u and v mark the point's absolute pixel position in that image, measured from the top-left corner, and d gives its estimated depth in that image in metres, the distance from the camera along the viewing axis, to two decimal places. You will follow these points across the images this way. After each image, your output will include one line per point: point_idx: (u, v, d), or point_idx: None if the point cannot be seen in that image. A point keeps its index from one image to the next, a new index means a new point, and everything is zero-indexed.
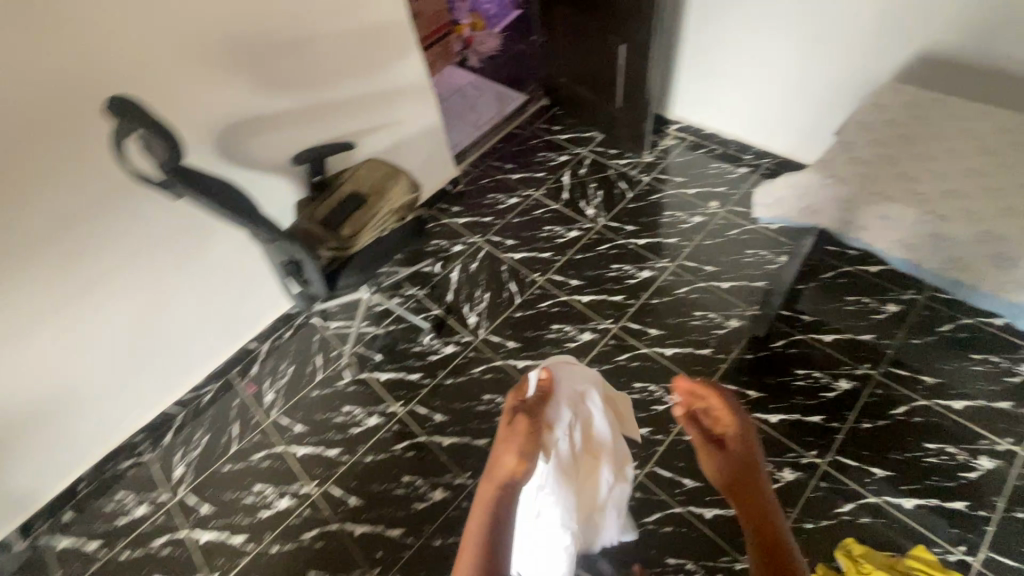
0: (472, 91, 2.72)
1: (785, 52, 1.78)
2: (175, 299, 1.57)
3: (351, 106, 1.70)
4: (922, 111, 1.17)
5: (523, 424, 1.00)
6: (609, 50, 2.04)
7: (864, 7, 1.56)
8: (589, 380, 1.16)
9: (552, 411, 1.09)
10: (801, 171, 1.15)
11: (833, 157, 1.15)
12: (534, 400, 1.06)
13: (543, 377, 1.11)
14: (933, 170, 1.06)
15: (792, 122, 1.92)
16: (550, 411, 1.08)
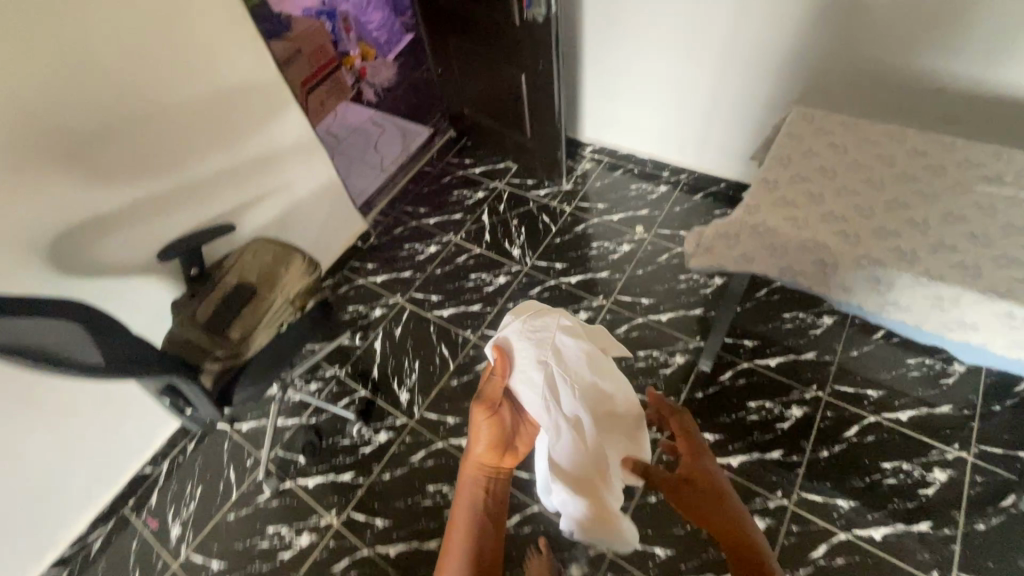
0: (372, 128, 2.50)
1: (685, 71, 1.73)
2: (21, 454, 1.27)
3: (224, 181, 1.46)
4: (835, 138, 1.12)
5: (482, 414, 1.13)
6: (509, 81, 1.91)
7: (756, 22, 1.52)
8: (547, 330, 1.13)
9: (515, 386, 1.10)
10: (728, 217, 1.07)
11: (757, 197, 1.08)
12: (489, 386, 1.13)
13: (497, 357, 1.13)
14: (857, 206, 1.01)
15: (704, 137, 1.88)
16: (512, 386, 1.11)
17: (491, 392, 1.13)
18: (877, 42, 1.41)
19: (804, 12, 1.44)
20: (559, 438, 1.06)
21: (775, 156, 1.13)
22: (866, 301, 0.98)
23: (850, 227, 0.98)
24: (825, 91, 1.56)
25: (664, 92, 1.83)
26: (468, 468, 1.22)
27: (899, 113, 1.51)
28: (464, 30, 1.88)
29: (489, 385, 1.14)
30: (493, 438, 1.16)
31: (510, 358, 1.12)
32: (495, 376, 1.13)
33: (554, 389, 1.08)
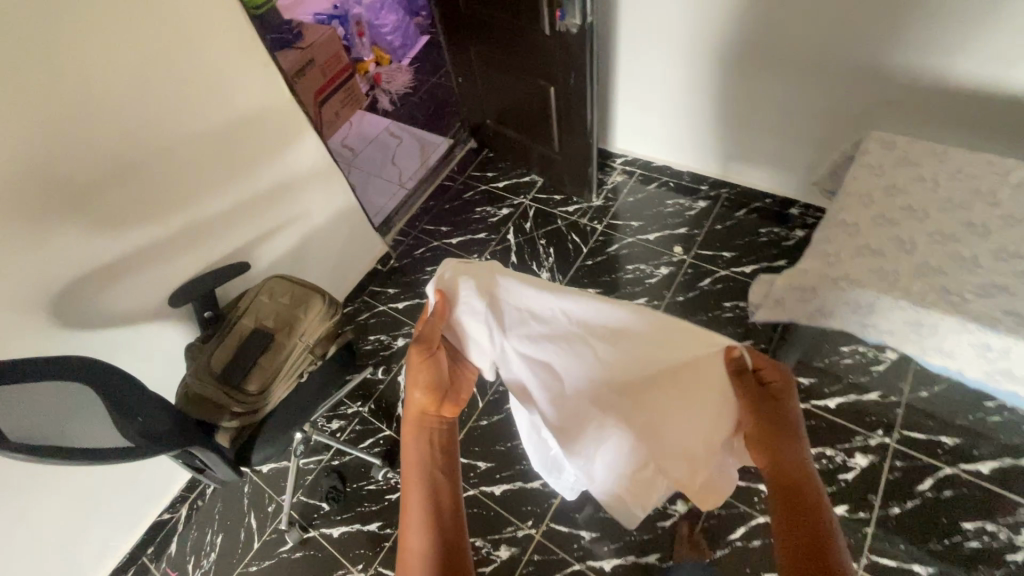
0: (389, 140, 2.39)
1: (728, 82, 1.57)
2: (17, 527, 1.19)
3: (236, 216, 1.37)
4: (922, 171, 0.98)
5: (420, 360, 0.83)
6: (536, 93, 1.77)
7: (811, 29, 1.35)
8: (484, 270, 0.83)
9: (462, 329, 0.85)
10: (802, 266, 0.94)
11: (836, 242, 0.94)
12: (428, 331, 0.82)
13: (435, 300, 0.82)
14: (958, 255, 0.87)
15: (749, 151, 1.71)
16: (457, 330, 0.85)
17: (429, 339, 0.82)
18: (965, 59, 1.21)
19: (877, 23, 1.25)
20: (535, 385, 0.88)
21: (853, 193, 0.99)
22: (969, 368, 0.85)
23: (954, 280, 0.84)
24: (897, 110, 1.37)
25: (706, 106, 1.67)
26: (404, 428, 0.86)
27: (991, 137, 1.29)
28: (486, 39, 1.74)
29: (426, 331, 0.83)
30: (433, 388, 0.84)
31: (451, 301, 0.83)
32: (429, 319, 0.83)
33: (506, 328, 0.85)
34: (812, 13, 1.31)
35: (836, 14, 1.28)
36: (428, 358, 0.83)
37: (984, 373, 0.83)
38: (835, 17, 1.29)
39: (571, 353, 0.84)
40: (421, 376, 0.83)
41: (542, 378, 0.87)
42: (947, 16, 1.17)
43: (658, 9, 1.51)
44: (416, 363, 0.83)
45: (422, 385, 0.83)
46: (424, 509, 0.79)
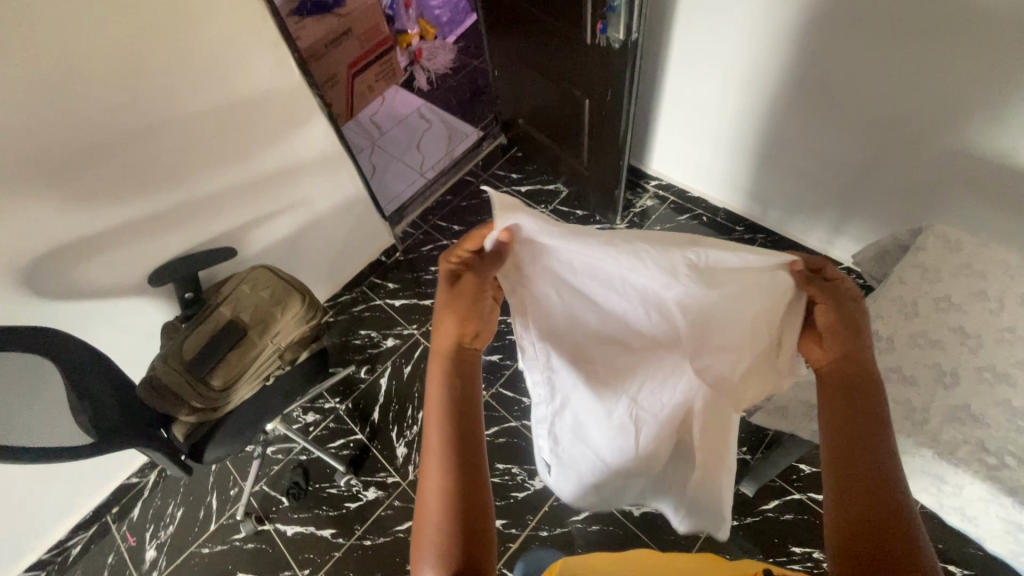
0: (418, 122, 2.29)
1: (785, 123, 1.39)
2: None
3: (230, 198, 1.31)
4: (984, 287, 0.83)
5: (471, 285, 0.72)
6: (571, 103, 1.62)
7: (888, 82, 1.16)
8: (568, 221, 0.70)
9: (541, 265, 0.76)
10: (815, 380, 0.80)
11: None
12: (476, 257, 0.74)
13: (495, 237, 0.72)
14: (1006, 403, 0.73)
15: (795, 200, 1.55)
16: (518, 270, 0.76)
17: (485, 273, 0.73)
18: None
19: (971, 90, 1.06)
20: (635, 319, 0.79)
21: (893, 298, 0.85)
22: (991, 540, 0.72)
23: (995, 437, 0.70)
24: (976, 189, 1.18)
25: (757, 145, 1.50)
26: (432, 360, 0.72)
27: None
28: (527, 36, 1.60)
29: (484, 266, 0.73)
30: (474, 320, 0.73)
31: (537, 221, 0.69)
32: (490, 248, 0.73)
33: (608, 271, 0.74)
34: (898, 65, 1.12)
35: (924, 70, 1.09)
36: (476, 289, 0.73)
37: (1008, 551, 0.71)
38: (920, 75, 1.10)
39: (656, 277, 0.72)
40: (463, 306, 0.72)
41: (588, 284, 0.77)
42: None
43: (715, 33, 1.34)
44: (459, 292, 0.73)
45: (460, 316, 0.72)
46: (449, 443, 0.66)
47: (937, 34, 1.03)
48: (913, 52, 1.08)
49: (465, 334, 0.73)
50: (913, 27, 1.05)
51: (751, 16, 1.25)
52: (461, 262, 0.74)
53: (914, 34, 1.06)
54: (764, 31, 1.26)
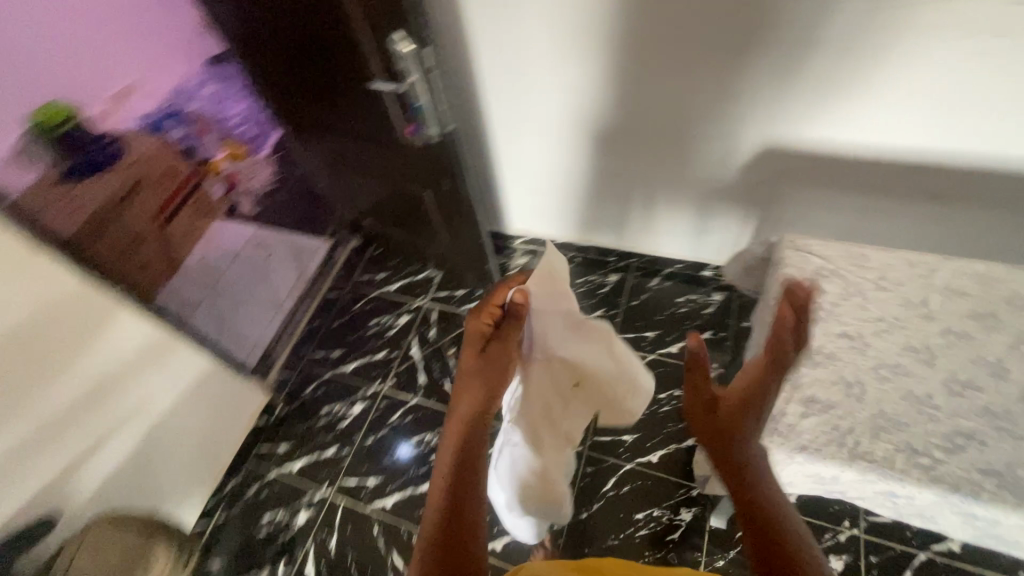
0: (257, 252, 2.06)
1: (614, 161, 1.43)
2: None
3: (27, 455, 1.01)
4: (845, 283, 0.87)
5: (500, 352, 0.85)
6: (411, 196, 1.54)
7: (685, 110, 1.22)
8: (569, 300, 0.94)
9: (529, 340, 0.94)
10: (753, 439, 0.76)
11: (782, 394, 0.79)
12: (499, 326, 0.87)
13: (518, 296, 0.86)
14: (912, 394, 0.75)
15: (649, 223, 1.59)
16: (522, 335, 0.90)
17: (509, 336, 0.86)
18: (853, 129, 1.12)
19: (755, 106, 1.15)
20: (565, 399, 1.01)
21: (780, 320, 0.86)
22: (954, 530, 0.73)
23: (918, 435, 0.72)
24: (790, 183, 1.28)
25: (597, 185, 1.53)
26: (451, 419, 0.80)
27: (888, 206, 1.24)
28: (341, 143, 1.49)
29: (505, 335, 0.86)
30: (494, 388, 0.82)
31: (554, 281, 0.91)
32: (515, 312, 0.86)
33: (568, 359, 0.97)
34: (690, 96, 1.19)
35: (711, 95, 1.16)
36: (501, 349, 0.85)
37: (972, 535, 0.72)
38: (710, 99, 1.17)
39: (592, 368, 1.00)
40: (488, 362, 0.84)
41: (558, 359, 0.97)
42: (829, 97, 1.08)
43: (522, 99, 1.34)
44: (485, 351, 0.85)
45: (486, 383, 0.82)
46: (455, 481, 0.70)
47: (711, 67, 1.11)
48: (697, 85, 1.16)
49: (484, 402, 0.81)
50: (690, 64, 1.12)
51: (550, 79, 1.27)
52: (489, 324, 0.86)
53: (693, 69, 1.13)
54: (563, 90, 1.28)
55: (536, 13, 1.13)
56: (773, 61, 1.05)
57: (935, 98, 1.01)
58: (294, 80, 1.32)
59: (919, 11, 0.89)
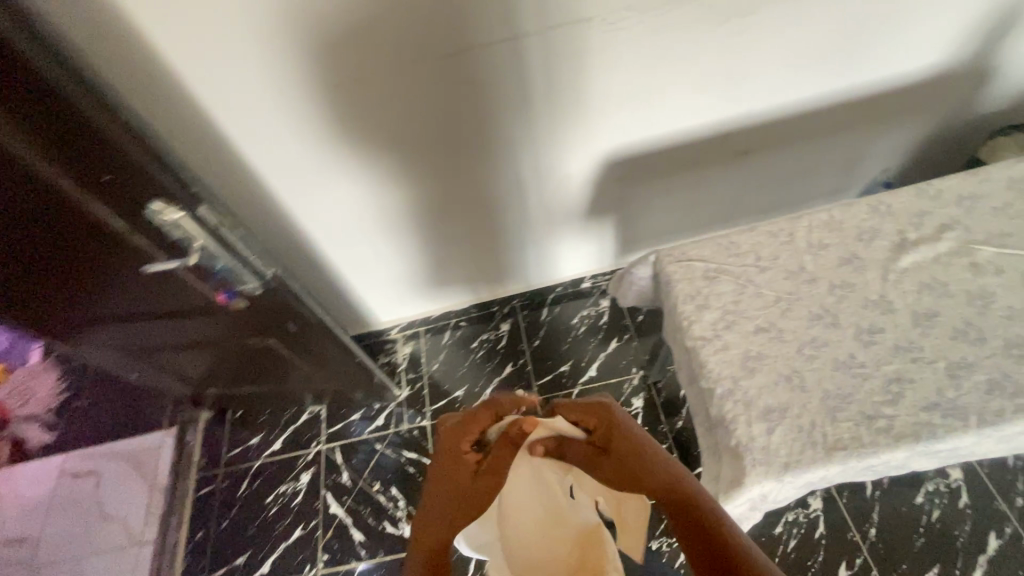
0: (78, 485, 1.61)
1: (458, 227, 1.33)
2: None
3: None
4: (734, 276, 0.89)
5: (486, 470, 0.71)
6: (253, 350, 1.28)
7: (507, 159, 1.16)
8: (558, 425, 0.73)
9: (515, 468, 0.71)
10: (739, 482, 0.72)
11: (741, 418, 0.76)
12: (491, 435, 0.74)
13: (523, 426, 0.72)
14: (839, 361, 0.78)
15: (514, 265, 1.54)
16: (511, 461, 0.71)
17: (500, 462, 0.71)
18: (663, 123, 1.15)
19: (572, 132, 1.13)
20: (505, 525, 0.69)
21: (701, 338, 0.84)
22: (925, 468, 0.76)
23: (864, 400, 0.74)
24: (627, 184, 1.31)
25: (450, 253, 1.42)
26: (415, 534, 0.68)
27: (713, 173, 1.33)
28: (132, 334, 1.17)
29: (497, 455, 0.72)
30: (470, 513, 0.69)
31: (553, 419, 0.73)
32: (512, 438, 0.72)
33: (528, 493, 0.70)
34: (509, 144, 1.12)
35: (527, 137, 1.11)
36: (492, 474, 0.70)
37: (938, 464, 0.76)
38: (526, 140, 1.12)
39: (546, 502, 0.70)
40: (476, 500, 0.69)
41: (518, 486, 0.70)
42: (635, 106, 1.09)
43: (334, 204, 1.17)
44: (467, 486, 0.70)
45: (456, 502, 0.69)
46: None
47: (518, 114, 1.06)
48: (510, 133, 1.10)
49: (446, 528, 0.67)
50: (498, 118, 1.05)
51: (358, 173, 1.10)
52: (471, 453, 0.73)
53: (503, 121, 1.06)
54: (376, 181, 1.13)
55: (314, 115, 0.96)
56: (572, 88, 1.02)
57: (719, 79, 1.07)
58: (18, 302, 0.96)
59: (680, 11, 0.92)
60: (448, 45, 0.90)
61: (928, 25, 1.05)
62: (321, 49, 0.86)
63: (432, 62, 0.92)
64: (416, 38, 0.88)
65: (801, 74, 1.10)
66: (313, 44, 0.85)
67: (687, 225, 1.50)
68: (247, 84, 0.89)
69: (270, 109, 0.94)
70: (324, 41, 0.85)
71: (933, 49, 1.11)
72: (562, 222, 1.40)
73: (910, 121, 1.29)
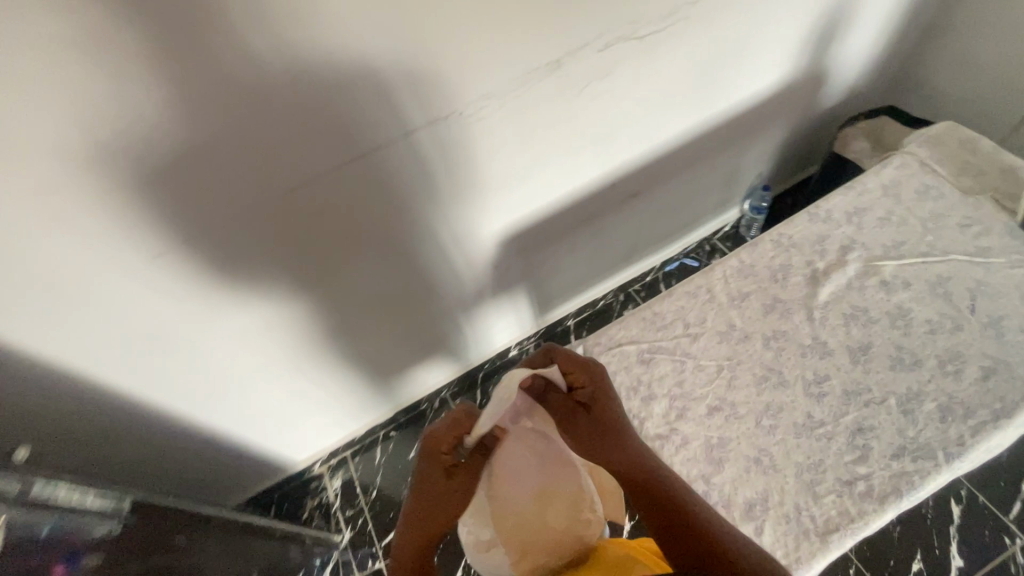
0: None
1: (361, 347, 1.16)
2: None
3: None
4: (669, 354, 0.82)
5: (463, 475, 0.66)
6: None
7: (397, 268, 1.01)
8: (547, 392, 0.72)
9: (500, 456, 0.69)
10: None
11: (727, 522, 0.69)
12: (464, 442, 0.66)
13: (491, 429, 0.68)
14: (799, 426, 0.73)
15: (435, 360, 1.38)
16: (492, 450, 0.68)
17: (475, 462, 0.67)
18: (553, 187, 1.07)
19: (463, 222, 1.00)
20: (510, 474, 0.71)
21: (657, 437, 0.75)
22: None
23: (836, 464, 0.70)
24: (530, 251, 1.22)
25: (360, 374, 1.24)
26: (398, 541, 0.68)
27: (609, 220, 1.29)
28: None
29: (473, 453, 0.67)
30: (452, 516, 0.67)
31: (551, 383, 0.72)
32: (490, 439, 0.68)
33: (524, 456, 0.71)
34: (394, 255, 0.98)
35: (413, 242, 0.98)
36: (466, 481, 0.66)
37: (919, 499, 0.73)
38: (414, 244, 0.98)
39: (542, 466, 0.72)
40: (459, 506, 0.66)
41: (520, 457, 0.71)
42: (520, 180, 1.00)
43: (200, 372, 0.95)
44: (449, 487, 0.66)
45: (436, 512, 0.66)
46: None
47: (398, 223, 0.92)
48: (394, 242, 0.95)
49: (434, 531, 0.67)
50: (376, 232, 0.91)
51: (218, 333, 0.90)
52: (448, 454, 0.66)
53: (382, 234, 0.92)
54: (247, 335, 0.94)
55: (139, 296, 0.76)
56: (452, 182, 0.90)
57: (596, 136, 1.02)
58: None
59: (545, 82, 0.84)
60: (292, 180, 0.74)
61: (769, 46, 1.08)
62: (123, 229, 0.66)
63: (276, 201, 0.75)
64: (246, 183, 0.70)
65: (670, 114, 1.08)
66: (111, 224, 0.65)
67: (596, 271, 1.45)
68: (31, 290, 0.67)
69: (77, 305, 0.72)
70: (126, 220, 0.66)
71: (777, 66, 1.14)
72: (474, 305, 1.27)
73: (772, 129, 1.33)
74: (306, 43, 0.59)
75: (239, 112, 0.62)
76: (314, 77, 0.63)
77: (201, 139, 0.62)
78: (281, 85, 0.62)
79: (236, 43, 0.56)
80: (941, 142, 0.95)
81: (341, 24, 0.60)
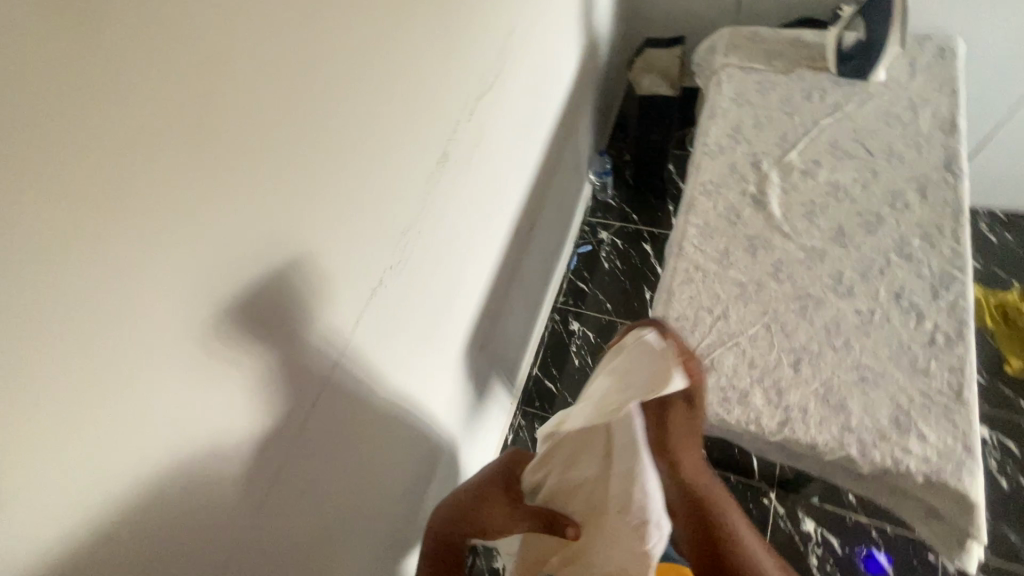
0: None
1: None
2: None
3: None
4: (721, 345, 0.78)
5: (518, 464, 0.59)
6: None
7: (405, 466, 0.77)
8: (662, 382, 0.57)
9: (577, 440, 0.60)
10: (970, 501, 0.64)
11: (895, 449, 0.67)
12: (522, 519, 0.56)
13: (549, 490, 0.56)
14: (860, 327, 0.76)
15: None
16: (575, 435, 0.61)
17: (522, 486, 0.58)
18: (481, 266, 0.94)
19: (435, 364, 0.81)
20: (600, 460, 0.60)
21: (782, 426, 0.71)
22: None
23: (911, 335, 0.74)
24: (487, 340, 1.07)
25: None
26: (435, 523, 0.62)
27: (525, 262, 1.21)
28: None
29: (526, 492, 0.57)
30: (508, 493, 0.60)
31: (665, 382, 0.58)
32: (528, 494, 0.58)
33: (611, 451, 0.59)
34: (397, 455, 0.74)
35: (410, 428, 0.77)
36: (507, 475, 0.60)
37: None
38: (409, 427, 0.76)
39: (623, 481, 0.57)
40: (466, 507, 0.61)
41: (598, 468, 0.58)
42: (459, 282, 0.85)
43: None
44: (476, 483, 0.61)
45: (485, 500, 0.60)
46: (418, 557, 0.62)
47: (389, 424, 0.70)
48: (394, 442, 0.73)
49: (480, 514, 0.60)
50: (374, 452, 0.68)
51: None
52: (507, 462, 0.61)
53: (379, 448, 0.69)
54: None
55: None
56: (413, 333, 0.71)
57: (491, 195, 0.92)
58: None
59: (442, 175, 0.71)
60: (255, 490, 0.48)
61: (562, 38, 1.10)
62: None
63: (253, 530, 0.49)
64: (199, 543, 0.44)
65: (528, 137, 1.04)
66: None
67: (533, 311, 1.36)
68: None
69: None
70: None
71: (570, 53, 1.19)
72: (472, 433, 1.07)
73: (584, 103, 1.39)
74: (188, 318, 0.38)
75: (125, 470, 0.36)
76: (212, 342, 0.41)
77: (73, 568, 0.34)
78: (164, 386, 0.37)
79: (88, 394, 0.33)
80: (738, 46, 1.08)
81: (221, 262, 0.39)
